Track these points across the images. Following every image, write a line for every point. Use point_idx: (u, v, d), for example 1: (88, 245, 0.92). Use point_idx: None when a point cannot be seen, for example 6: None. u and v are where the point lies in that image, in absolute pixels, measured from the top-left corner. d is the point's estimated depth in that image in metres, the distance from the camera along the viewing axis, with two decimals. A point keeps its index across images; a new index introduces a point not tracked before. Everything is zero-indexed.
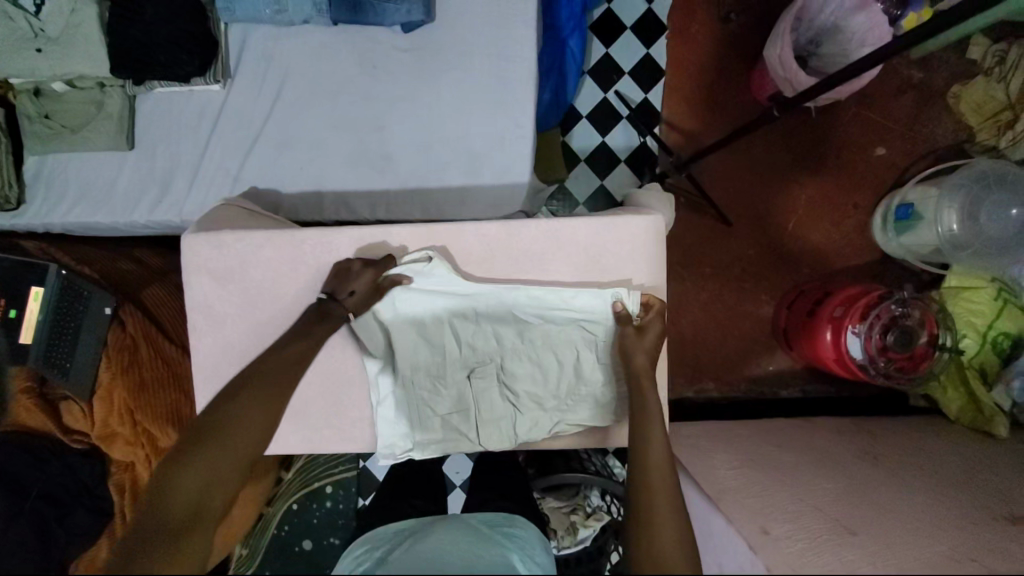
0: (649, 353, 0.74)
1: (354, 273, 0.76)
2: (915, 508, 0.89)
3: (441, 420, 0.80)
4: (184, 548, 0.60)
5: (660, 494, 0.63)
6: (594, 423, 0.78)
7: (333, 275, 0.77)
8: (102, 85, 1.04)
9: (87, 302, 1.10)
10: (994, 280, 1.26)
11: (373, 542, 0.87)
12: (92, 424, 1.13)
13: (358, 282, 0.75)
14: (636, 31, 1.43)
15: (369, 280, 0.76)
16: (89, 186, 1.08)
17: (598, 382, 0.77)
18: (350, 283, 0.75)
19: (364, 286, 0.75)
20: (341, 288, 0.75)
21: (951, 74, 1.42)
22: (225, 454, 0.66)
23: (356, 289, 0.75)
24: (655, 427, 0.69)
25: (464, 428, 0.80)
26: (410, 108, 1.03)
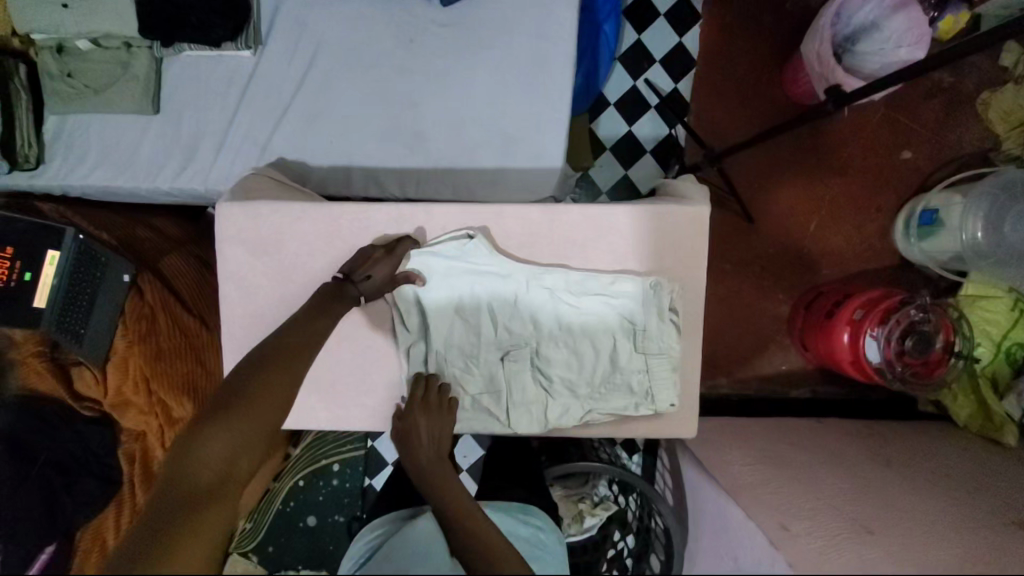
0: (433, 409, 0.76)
1: (374, 258, 0.76)
2: (931, 511, 0.89)
3: (472, 403, 0.79)
4: (206, 521, 0.60)
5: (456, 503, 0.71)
6: (627, 412, 0.77)
7: (353, 258, 0.77)
8: (129, 45, 1.01)
9: (105, 268, 1.09)
10: (1011, 291, 1.26)
11: (380, 528, 0.86)
12: (105, 391, 1.11)
13: (376, 266, 0.76)
14: (669, 20, 1.42)
15: (388, 264, 0.76)
16: (110, 149, 1.05)
17: (634, 371, 0.76)
18: (370, 266, 0.76)
19: (382, 270, 0.76)
20: (359, 269, 0.76)
21: (983, 80, 1.41)
22: (246, 427, 0.66)
23: (374, 273, 0.76)
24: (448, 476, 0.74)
25: (493, 411, 0.79)
26: (444, 85, 1.01)
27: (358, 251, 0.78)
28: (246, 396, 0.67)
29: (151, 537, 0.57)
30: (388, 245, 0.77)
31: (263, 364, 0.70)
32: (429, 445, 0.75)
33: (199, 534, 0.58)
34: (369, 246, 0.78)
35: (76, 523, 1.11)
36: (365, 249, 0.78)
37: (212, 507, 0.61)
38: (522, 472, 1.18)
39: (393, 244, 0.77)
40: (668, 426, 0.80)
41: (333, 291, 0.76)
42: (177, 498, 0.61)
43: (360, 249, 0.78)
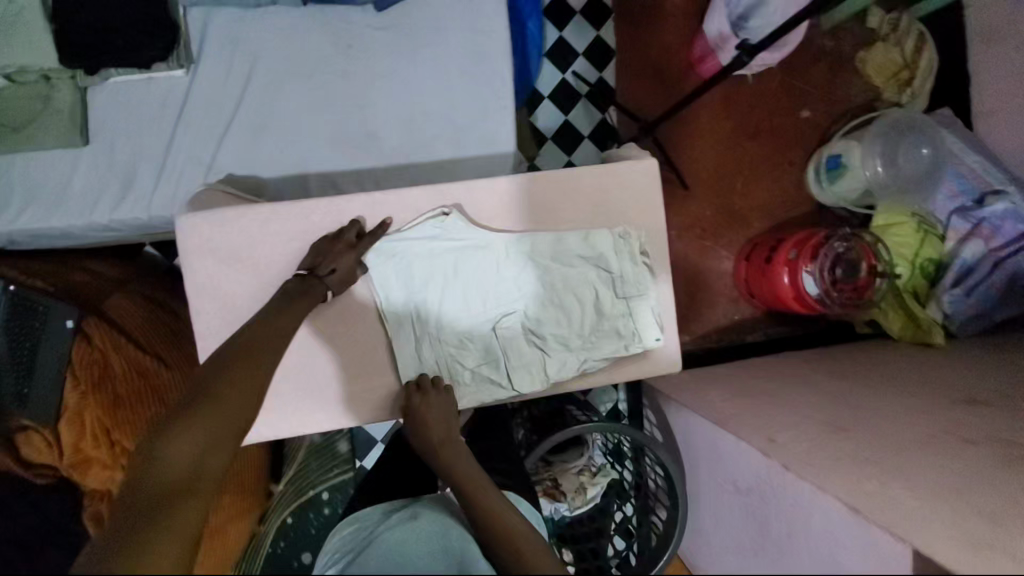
0: (438, 417, 0.77)
1: (334, 251, 0.75)
2: (889, 403, 1.00)
3: (472, 377, 0.80)
4: (174, 519, 0.56)
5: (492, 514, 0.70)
6: (618, 357, 0.81)
7: (314, 254, 0.76)
8: (47, 77, 0.96)
9: (46, 316, 1.01)
10: (914, 215, 1.43)
11: (360, 521, 0.81)
12: (60, 452, 1.03)
13: (340, 260, 0.75)
14: (585, 15, 1.53)
15: (347, 255, 0.76)
16: (37, 188, 0.99)
17: (618, 315, 0.81)
18: (332, 260, 0.75)
19: (344, 262, 0.75)
20: (322, 264, 0.75)
21: (858, 41, 1.62)
22: (216, 420, 0.64)
23: (338, 267, 0.75)
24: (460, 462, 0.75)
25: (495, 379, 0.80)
26: (390, 84, 1.03)
27: (314, 247, 0.77)
28: (210, 394, 0.65)
29: (120, 538, 0.54)
30: (344, 232, 0.77)
31: (225, 362, 0.67)
32: (439, 434, 0.77)
33: (170, 531, 0.55)
34: (327, 237, 0.77)
35: None
36: (321, 242, 0.77)
37: (183, 502, 0.58)
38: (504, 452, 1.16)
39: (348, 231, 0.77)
40: (655, 363, 0.85)
41: (298, 291, 0.75)
42: (145, 499, 0.58)
43: (315, 244, 0.77)
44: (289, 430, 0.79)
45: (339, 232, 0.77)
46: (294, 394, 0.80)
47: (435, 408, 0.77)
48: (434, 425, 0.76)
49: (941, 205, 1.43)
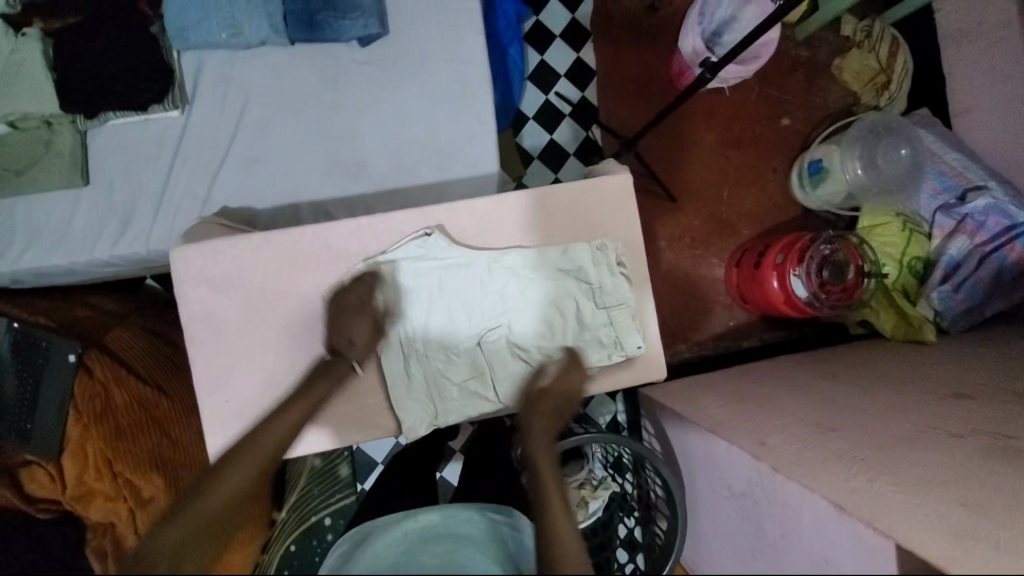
0: (561, 383, 0.79)
1: (350, 321, 0.78)
2: (878, 401, 1.01)
3: (462, 391, 0.81)
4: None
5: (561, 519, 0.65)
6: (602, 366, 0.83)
7: (331, 331, 0.78)
8: (48, 123, 1.01)
9: (48, 350, 1.04)
10: (898, 214, 1.45)
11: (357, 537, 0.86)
12: (64, 486, 1.05)
13: (357, 329, 0.78)
14: (565, 38, 1.58)
15: (364, 321, 0.78)
16: (40, 228, 1.03)
17: (599, 326, 0.82)
18: (349, 332, 0.78)
19: (361, 331, 0.78)
20: (339, 339, 0.78)
21: (832, 50, 1.66)
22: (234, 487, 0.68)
23: (357, 337, 0.78)
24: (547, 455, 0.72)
25: (483, 391, 0.81)
26: (376, 113, 1.08)
27: (330, 322, 0.79)
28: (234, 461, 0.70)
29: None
30: (357, 291, 0.79)
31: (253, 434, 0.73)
32: (543, 422, 0.76)
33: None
34: (340, 301, 0.79)
35: None
36: (332, 312, 0.79)
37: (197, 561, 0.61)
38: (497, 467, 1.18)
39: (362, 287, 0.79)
40: (639, 368, 0.86)
41: (329, 375, 0.78)
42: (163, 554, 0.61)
43: (330, 316, 0.79)
44: (284, 453, 0.80)
45: (350, 291, 0.79)
46: (290, 417, 0.81)
47: (553, 375, 0.80)
48: (539, 416, 0.76)
49: (924, 204, 1.45)
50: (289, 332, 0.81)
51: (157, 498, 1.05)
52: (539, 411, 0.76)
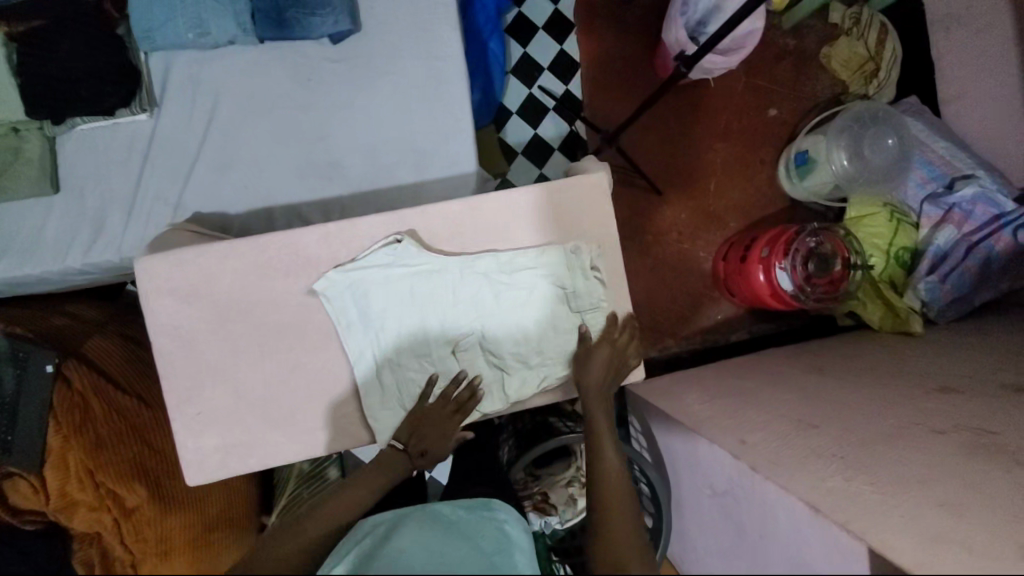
0: (602, 368, 0.81)
1: (429, 434, 0.82)
2: (859, 396, 1.00)
3: (438, 398, 0.81)
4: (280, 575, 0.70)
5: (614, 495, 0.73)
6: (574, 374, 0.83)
7: (412, 431, 0.82)
8: (16, 129, 0.99)
9: (26, 363, 1.03)
10: (886, 205, 1.44)
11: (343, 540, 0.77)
12: (46, 497, 1.05)
13: (429, 437, 0.82)
14: (547, 30, 1.55)
15: (442, 438, 0.83)
16: (10, 237, 1.01)
17: (572, 333, 0.83)
18: (425, 442, 0.83)
19: (435, 445, 0.83)
20: (414, 443, 0.83)
21: (819, 38, 1.64)
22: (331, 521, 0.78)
23: (428, 449, 0.84)
24: (608, 449, 0.79)
25: (459, 399, 0.81)
26: (350, 114, 1.06)
27: (416, 421, 0.81)
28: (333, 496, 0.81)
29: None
30: (453, 401, 0.81)
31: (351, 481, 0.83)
32: (605, 416, 0.82)
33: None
34: (428, 406, 0.81)
35: None
36: (410, 417, 0.82)
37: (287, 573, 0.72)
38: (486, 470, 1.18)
39: (458, 399, 0.81)
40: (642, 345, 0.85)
41: (391, 461, 0.83)
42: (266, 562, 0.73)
43: (417, 415, 0.81)
44: (259, 464, 0.81)
45: (447, 403, 0.81)
46: (263, 425, 0.81)
47: (601, 358, 0.82)
48: (598, 408, 0.81)
49: (912, 194, 1.44)
50: (261, 342, 0.81)
51: (142, 507, 1.08)
52: (596, 401, 0.81)
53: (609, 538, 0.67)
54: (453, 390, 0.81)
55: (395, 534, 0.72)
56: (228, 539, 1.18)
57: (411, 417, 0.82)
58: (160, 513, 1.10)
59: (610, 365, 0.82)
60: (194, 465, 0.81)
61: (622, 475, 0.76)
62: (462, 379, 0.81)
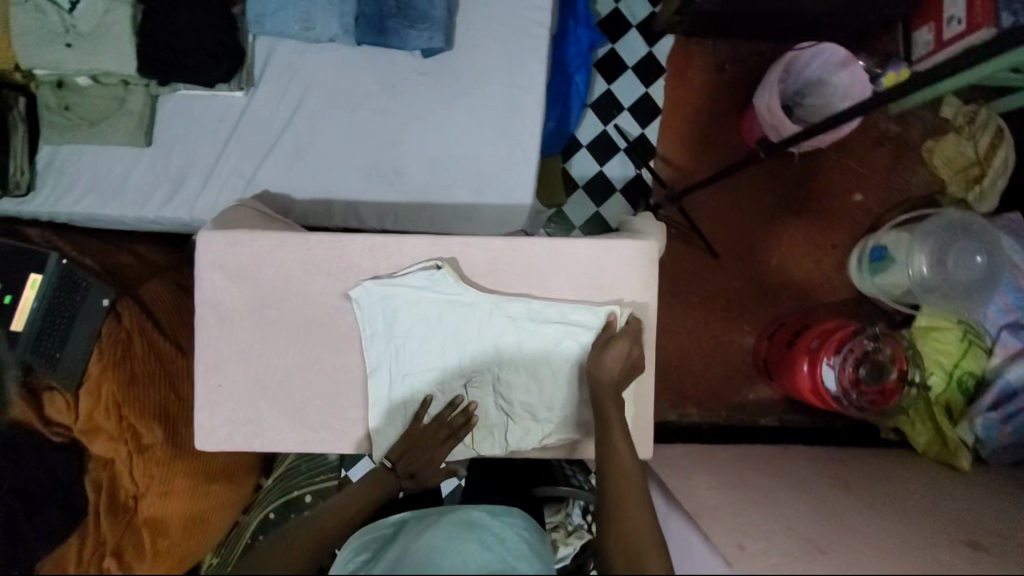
0: (616, 367, 0.83)
1: (421, 456, 0.87)
2: (877, 529, 0.93)
3: (433, 419, 0.87)
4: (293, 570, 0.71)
5: (632, 499, 0.75)
6: (571, 435, 0.88)
7: (404, 452, 0.87)
8: (126, 83, 1.08)
9: (85, 292, 1.10)
10: (961, 322, 1.33)
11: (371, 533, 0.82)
12: (76, 416, 1.11)
13: (419, 461, 0.87)
14: (637, 71, 1.53)
15: (433, 460, 0.88)
16: (101, 179, 1.11)
17: (576, 398, 0.87)
18: (417, 464, 0.88)
19: (426, 467, 0.88)
20: (404, 461, 0.88)
21: (926, 131, 1.54)
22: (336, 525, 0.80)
23: (417, 471, 0.89)
24: (624, 450, 0.80)
25: (454, 424, 0.87)
26: (424, 127, 1.10)
27: (409, 442, 0.87)
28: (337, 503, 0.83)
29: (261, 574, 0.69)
30: (444, 426, 0.87)
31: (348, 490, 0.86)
32: (617, 415, 0.83)
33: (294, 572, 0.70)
34: (420, 430, 0.87)
35: (35, 555, 1.13)
36: (405, 437, 0.87)
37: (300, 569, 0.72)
38: (512, 484, 1.16)
39: (449, 424, 0.86)
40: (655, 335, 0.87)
41: (382, 479, 0.87)
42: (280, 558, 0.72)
43: (410, 438, 0.87)
44: (260, 445, 0.89)
45: (440, 427, 0.87)
46: (272, 412, 0.89)
47: (615, 357, 0.84)
48: (612, 408, 0.83)
49: (992, 318, 1.33)
50: (292, 330, 0.89)
51: (156, 446, 1.13)
52: (609, 402, 0.84)
53: (628, 538, 0.71)
54: (450, 414, 0.87)
55: (417, 535, 0.76)
56: (223, 493, 1.24)
57: (402, 440, 0.87)
58: (169, 457, 1.15)
59: (624, 362, 0.84)
60: (205, 430, 0.89)
61: (635, 464, 0.79)
62: (457, 404, 0.87)
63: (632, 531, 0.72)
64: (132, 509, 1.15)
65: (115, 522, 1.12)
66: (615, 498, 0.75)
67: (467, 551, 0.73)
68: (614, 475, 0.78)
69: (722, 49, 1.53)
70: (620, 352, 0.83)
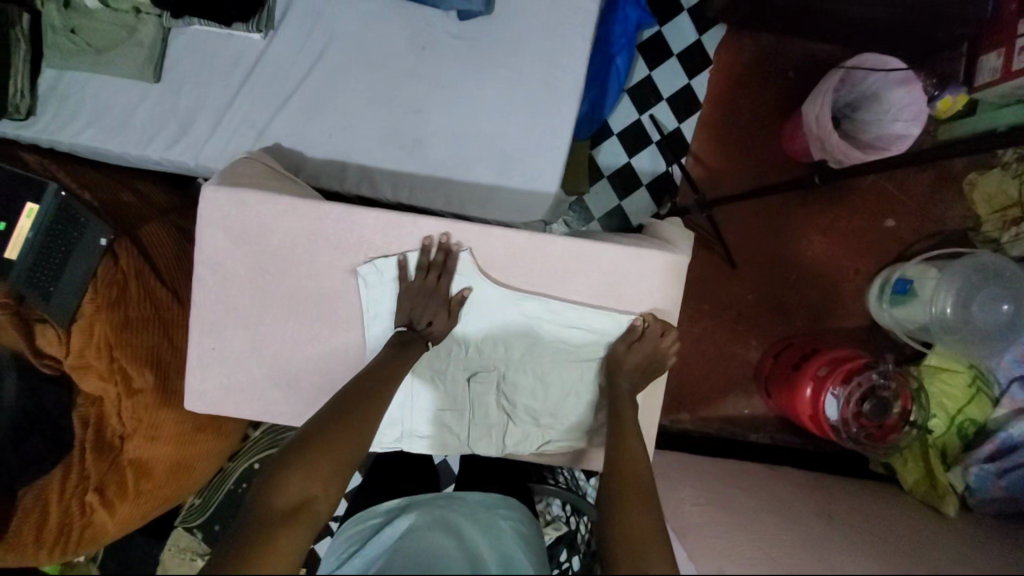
0: (636, 368, 0.83)
1: (430, 306, 0.82)
2: (858, 565, 0.91)
3: (417, 271, 0.83)
4: (283, 536, 0.62)
5: (636, 503, 0.69)
6: (577, 445, 0.87)
7: (409, 309, 0.83)
8: (138, 10, 1.02)
9: (83, 229, 1.07)
10: (971, 367, 1.31)
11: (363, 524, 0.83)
12: (65, 352, 1.08)
13: (433, 312, 0.83)
14: (681, 59, 1.43)
15: (442, 306, 0.83)
16: (104, 111, 1.05)
17: (583, 407, 0.85)
18: (427, 314, 0.83)
19: (440, 316, 0.83)
20: (419, 319, 0.83)
21: (970, 162, 1.47)
22: (327, 459, 0.69)
23: (435, 319, 0.83)
24: (633, 436, 0.78)
25: (437, 262, 0.82)
26: (450, 97, 1.03)
27: (408, 299, 0.82)
28: (325, 427, 0.72)
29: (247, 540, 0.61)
30: (432, 268, 0.83)
31: (338, 410, 0.74)
32: (635, 423, 0.80)
33: (286, 540, 0.62)
34: (411, 284, 0.83)
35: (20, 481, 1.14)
36: (409, 296, 0.82)
37: (292, 529, 0.63)
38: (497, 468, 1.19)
39: (434, 262, 0.82)
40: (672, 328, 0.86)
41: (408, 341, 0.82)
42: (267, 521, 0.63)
43: (408, 294, 0.82)
44: (250, 414, 0.87)
45: (428, 270, 0.83)
46: (265, 380, 0.87)
47: (634, 362, 0.82)
48: (627, 404, 0.81)
49: (1005, 367, 1.29)
50: (292, 304, 0.86)
51: (144, 392, 1.10)
52: (626, 400, 0.82)
53: (630, 535, 0.65)
54: (427, 249, 0.83)
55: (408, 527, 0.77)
56: (209, 444, 1.23)
57: (400, 299, 0.83)
58: (158, 404, 1.12)
59: (648, 360, 0.83)
60: (196, 392, 0.88)
61: (647, 475, 0.74)
62: (433, 245, 0.83)
63: (637, 520, 0.67)
64: (117, 450, 1.12)
65: (101, 460, 1.11)
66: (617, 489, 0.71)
67: (458, 542, 0.74)
68: (619, 463, 0.75)
69: (775, 46, 1.42)
70: (648, 347, 0.82)
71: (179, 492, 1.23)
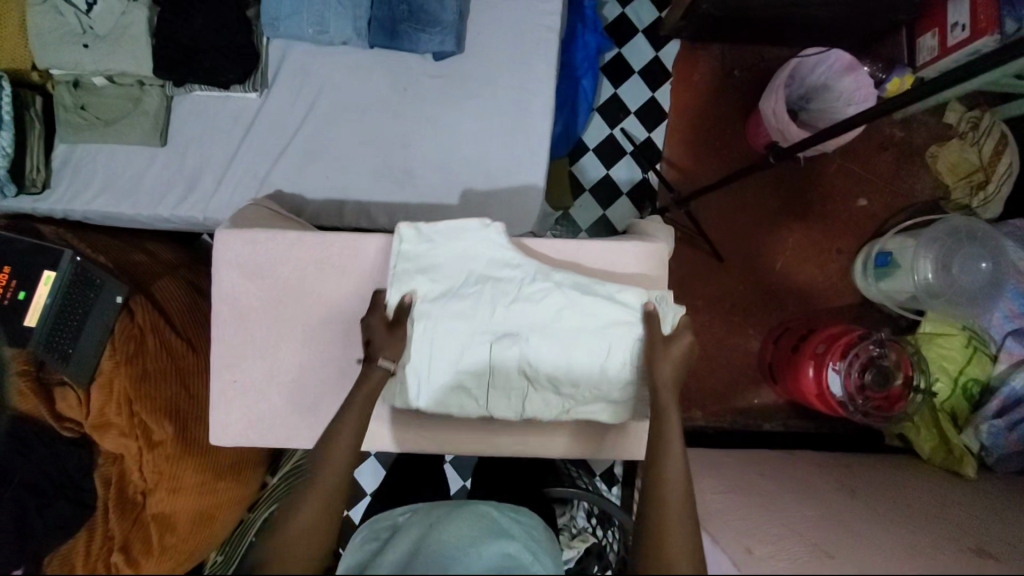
0: (678, 355, 0.82)
1: (375, 329, 0.85)
2: (887, 534, 0.92)
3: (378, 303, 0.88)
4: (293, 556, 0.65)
5: (672, 509, 0.68)
6: (599, 415, 0.89)
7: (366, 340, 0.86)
8: (142, 83, 1.11)
9: (99, 289, 1.11)
10: (964, 328, 1.34)
11: (376, 529, 0.85)
12: (87, 411, 1.10)
13: (373, 333, 0.84)
14: (644, 76, 1.54)
15: (381, 324, 0.85)
16: (116, 177, 1.13)
17: (613, 380, 0.87)
18: (372, 335, 0.84)
19: (380, 332, 0.84)
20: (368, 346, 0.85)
21: (930, 137, 1.54)
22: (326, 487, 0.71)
23: (375, 337, 0.84)
24: (674, 442, 0.75)
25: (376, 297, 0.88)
26: (435, 128, 1.11)
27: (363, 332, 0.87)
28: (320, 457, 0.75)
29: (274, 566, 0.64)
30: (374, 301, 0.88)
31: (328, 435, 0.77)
32: (677, 417, 0.78)
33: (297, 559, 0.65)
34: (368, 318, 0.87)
35: (47, 548, 1.11)
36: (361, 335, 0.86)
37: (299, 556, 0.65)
38: (512, 479, 1.19)
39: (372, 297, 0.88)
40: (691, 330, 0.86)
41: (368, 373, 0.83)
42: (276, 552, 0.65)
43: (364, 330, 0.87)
44: (274, 441, 0.90)
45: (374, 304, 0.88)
46: (286, 407, 0.91)
47: (675, 352, 0.82)
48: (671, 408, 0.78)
49: (997, 324, 1.32)
50: (307, 330, 0.90)
51: (165, 442, 1.12)
52: (668, 395, 0.79)
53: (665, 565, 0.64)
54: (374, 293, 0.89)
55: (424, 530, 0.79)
56: (232, 490, 1.23)
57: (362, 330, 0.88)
58: (180, 453, 1.14)
59: (686, 354, 0.83)
60: (220, 426, 0.91)
61: (682, 476, 0.72)
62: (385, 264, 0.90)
63: (671, 547, 0.65)
64: (139, 506, 1.14)
65: (122, 517, 1.12)
66: (657, 499, 0.69)
67: (473, 548, 0.75)
68: (655, 473, 0.72)
69: (729, 55, 1.54)
70: (685, 342, 0.83)
71: (201, 548, 1.21)
